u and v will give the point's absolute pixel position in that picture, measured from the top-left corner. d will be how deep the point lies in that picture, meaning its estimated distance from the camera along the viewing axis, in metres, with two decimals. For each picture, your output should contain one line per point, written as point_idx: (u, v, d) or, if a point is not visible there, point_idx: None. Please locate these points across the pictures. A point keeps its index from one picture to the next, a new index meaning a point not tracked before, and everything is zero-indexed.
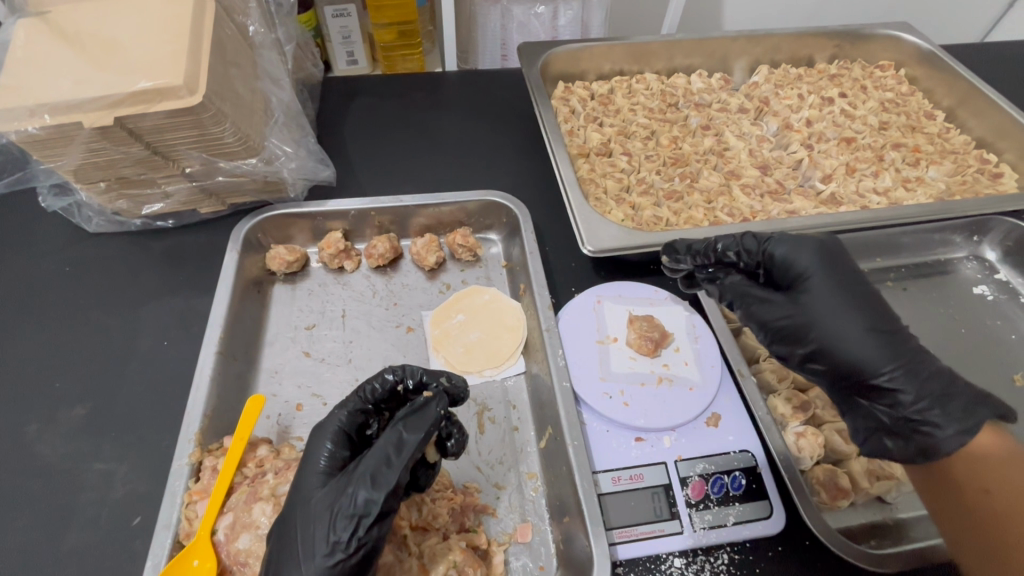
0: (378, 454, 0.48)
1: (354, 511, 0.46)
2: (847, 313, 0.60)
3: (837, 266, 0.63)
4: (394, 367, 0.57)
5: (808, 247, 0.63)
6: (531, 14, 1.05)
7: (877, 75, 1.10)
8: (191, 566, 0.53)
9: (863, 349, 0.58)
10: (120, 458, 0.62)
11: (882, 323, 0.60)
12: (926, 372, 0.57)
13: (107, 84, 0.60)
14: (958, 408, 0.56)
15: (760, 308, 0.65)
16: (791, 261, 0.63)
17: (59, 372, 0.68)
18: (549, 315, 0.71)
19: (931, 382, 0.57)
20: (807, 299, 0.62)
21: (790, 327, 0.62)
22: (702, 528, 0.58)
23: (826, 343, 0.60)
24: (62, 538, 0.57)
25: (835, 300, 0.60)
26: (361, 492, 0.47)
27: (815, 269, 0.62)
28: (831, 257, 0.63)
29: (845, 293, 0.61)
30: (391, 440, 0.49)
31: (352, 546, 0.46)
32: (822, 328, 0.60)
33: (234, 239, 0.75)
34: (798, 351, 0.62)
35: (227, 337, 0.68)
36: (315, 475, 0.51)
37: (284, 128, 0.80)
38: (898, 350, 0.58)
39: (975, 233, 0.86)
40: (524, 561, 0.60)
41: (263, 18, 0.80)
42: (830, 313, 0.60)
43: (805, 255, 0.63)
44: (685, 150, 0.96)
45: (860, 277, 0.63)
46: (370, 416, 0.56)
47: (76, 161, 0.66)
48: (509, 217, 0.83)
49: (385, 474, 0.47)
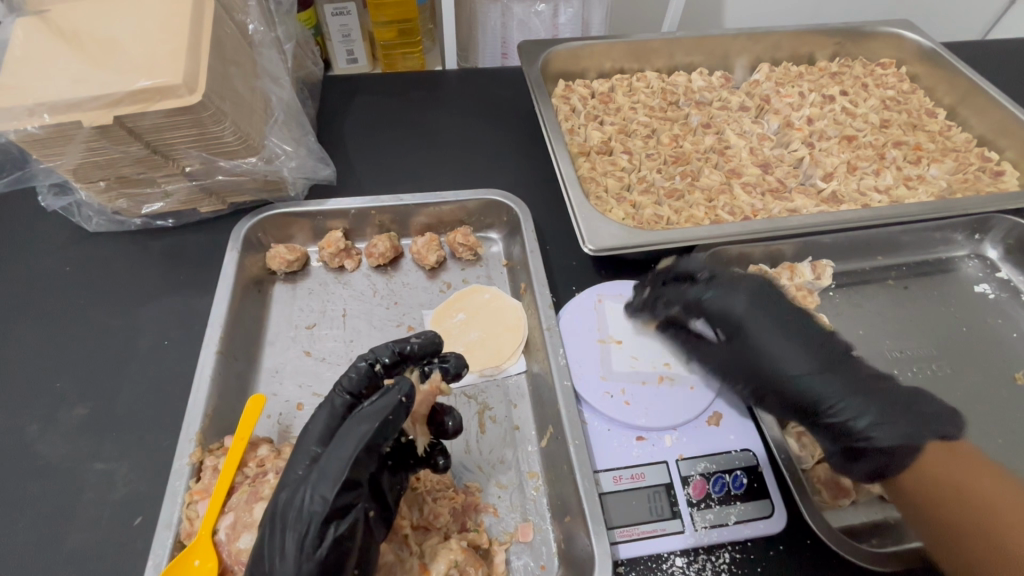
0: (336, 446, 0.49)
1: (311, 511, 0.47)
2: (788, 359, 0.67)
3: (767, 308, 0.69)
4: (366, 353, 0.56)
5: (739, 296, 0.69)
6: (531, 12, 1.05)
7: (879, 73, 1.10)
8: (193, 566, 0.53)
9: (801, 387, 0.65)
10: (120, 458, 0.62)
11: (814, 358, 0.67)
12: (869, 397, 0.64)
13: (105, 83, 0.60)
14: (900, 426, 0.62)
15: (704, 360, 0.69)
16: (728, 311, 0.69)
17: (60, 372, 0.67)
18: (550, 313, 0.71)
19: (882, 406, 0.63)
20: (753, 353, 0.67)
21: (735, 377, 0.67)
22: (704, 527, 0.58)
23: (769, 389, 0.66)
24: (63, 538, 0.57)
25: (765, 343, 0.68)
26: (317, 492, 0.47)
27: (749, 317, 0.69)
28: (761, 300, 0.70)
29: (776, 335, 0.68)
30: (350, 432, 0.49)
31: (314, 544, 0.46)
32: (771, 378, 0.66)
33: (234, 238, 0.75)
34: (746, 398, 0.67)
35: (227, 337, 0.68)
36: (291, 473, 0.50)
37: (284, 127, 0.80)
38: (843, 386, 0.65)
39: (977, 231, 0.86)
40: (526, 560, 0.60)
41: (262, 16, 0.80)
42: (766, 357, 0.67)
43: (739, 307, 0.69)
44: (686, 149, 0.96)
45: (791, 312, 0.70)
46: (351, 408, 0.54)
47: (75, 160, 0.66)
48: (509, 216, 0.83)
49: (341, 467, 0.48)
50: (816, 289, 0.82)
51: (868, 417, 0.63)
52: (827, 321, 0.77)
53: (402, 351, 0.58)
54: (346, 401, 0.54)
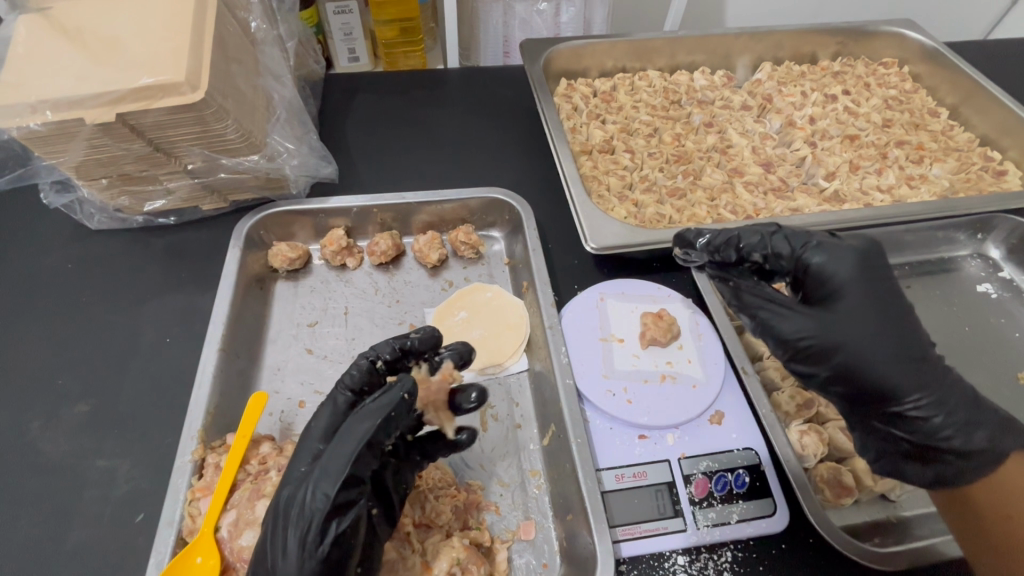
0: (338, 443, 0.49)
1: (313, 508, 0.46)
2: (882, 335, 0.53)
3: (874, 275, 0.55)
4: (367, 351, 0.57)
5: (849, 252, 0.55)
6: (533, 10, 1.05)
7: (881, 72, 1.10)
8: (195, 563, 0.53)
9: (902, 365, 0.52)
10: (122, 455, 0.62)
11: (917, 339, 0.54)
12: (952, 397, 0.53)
13: (108, 80, 0.60)
14: (986, 428, 0.53)
15: (777, 320, 0.56)
16: (830, 270, 0.55)
17: (62, 369, 0.67)
18: (552, 312, 0.71)
19: (960, 410, 0.53)
20: (840, 317, 0.54)
21: (816, 346, 0.54)
22: (706, 526, 0.58)
23: (859, 359, 0.53)
24: (66, 535, 0.57)
25: (869, 310, 0.54)
26: (319, 489, 0.47)
27: (859, 278, 0.54)
28: (873, 259, 0.56)
29: (884, 304, 0.54)
30: (353, 430, 0.49)
31: (316, 540, 0.46)
32: (851, 351, 0.53)
33: (236, 235, 0.75)
34: (819, 365, 0.54)
35: (230, 335, 0.68)
36: (295, 470, 0.50)
37: (286, 124, 0.80)
38: (930, 378, 0.53)
39: (979, 231, 0.86)
40: (528, 558, 0.60)
41: (265, 14, 0.79)
42: (867, 325, 0.53)
43: (845, 266, 0.55)
44: (688, 148, 0.95)
45: (898, 286, 0.56)
46: (353, 406, 0.54)
47: (78, 158, 0.66)
48: (511, 215, 0.83)
49: (342, 464, 0.48)
50: None
51: (958, 415, 0.53)
52: None
53: (403, 347, 0.58)
54: (347, 399, 0.54)
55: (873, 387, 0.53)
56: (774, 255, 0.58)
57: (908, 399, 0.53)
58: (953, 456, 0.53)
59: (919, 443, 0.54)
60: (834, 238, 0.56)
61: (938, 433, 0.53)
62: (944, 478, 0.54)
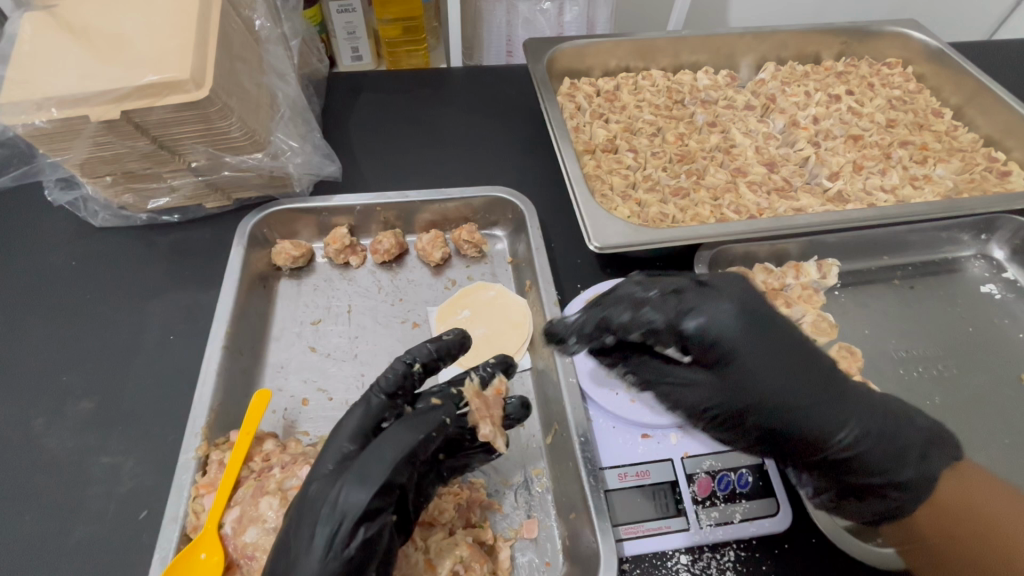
0: (375, 449, 0.48)
1: (343, 508, 0.47)
2: (773, 386, 0.58)
3: (755, 328, 0.58)
4: (404, 354, 0.56)
5: (726, 310, 0.57)
6: (536, 10, 1.05)
7: (885, 72, 1.10)
8: (199, 559, 0.53)
9: (808, 416, 0.58)
10: (127, 452, 0.62)
11: (817, 378, 0.59)
12: (863, 428, 0.58)
13: (113, 78, 0.60)
14: (911, 459, 0.59)
15: (683, 392, 0.60)
16: (718, 334, 0.56)
17: (66, 365, 0.68)
18: (555, 311, 0.71)
19: (876, 437, 0.58)
20: (734, 380, 0.58)
21: (722, 411, 0.59)
22: (709, 525, 0.58)
23: (769, 421, 0.59)
24: (70, 530, 0.57)
25: (762, 369, 0.58)
26: (348, 490, 0.47)
27: (748, 338, 0.57)
28: (757, 308, 0.59)
29: (776, 353, 0.58)
30: (390, 439, 0.49)
31: (342, 542, 0.46)
32: (753, 409, 0.58)
33: (239, 234, 0.75)
34: (738, 433, 0.60)
35: (233, 333, 0.68)
36: (320, 468, 0.50)
37: (290, 122, 0.80)
38: (835, 416, 0.58)
39: (983, 232, 0.86)
40: (530, 557, 0.60)
41: (269, 12, 0.79)
42: (761, 381, 0.58)
43: (735, 329, 0.57)
44: (692, 147, 0.95)
45: (780, 327, 0.59)
46: (387, 408, 0.54)
47: (82, 155, 0.66)
48: (515, 214, 0.83)
49: (377, 472, 0.47)
50: (821, 289, 0.82)
51: (876, 444, 0.59)
52: (832, 320, 0.77)
53: (439, 352, 0.58)
54: (381, 400, 0.54)
55: (784, 437, 0.59)
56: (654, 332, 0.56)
57: (830, 445, 0.58)
58: (895, 490, 0.59)
59: (851, 485, 0.59)
60: (711, 297, 0.57)
61: (858, 463, 0.59)
62: (886, 510, 0.58)
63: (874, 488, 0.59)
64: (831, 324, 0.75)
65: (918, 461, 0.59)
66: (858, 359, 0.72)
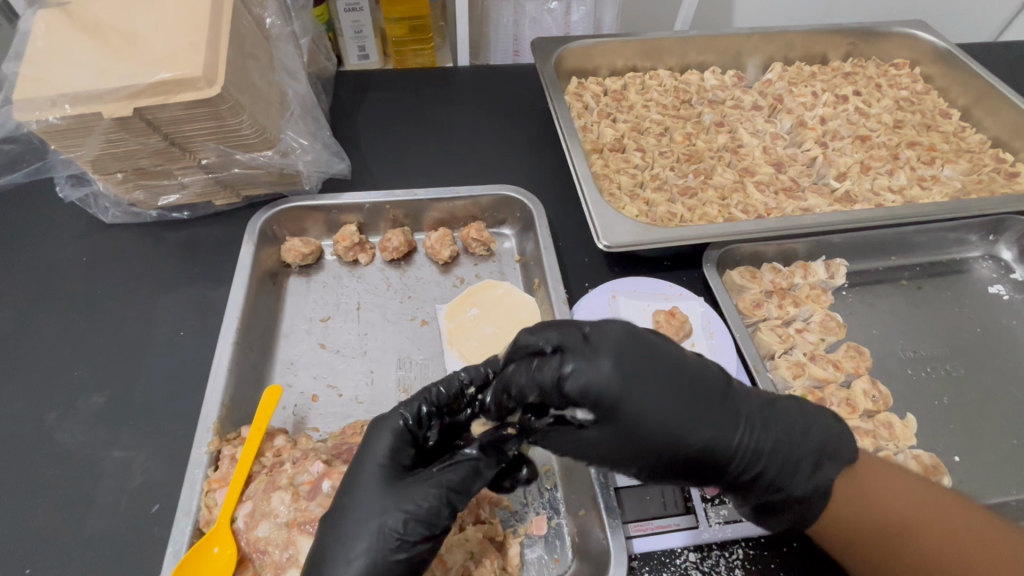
0: (457, 470, 0.51)
1: (421, 515, 0.49)
2: (666, 435, 0.48)
3: (633, 376, 0.48)
4: (459, 375, 0.57)
5: (601, 366, 0.48)
6: (544, 9, 1.05)
7: (892, 73, 1.10)
8: (212, 553, 0.54)
9: (701, 456, 0.49)
10: (138, 447, 0.62)
11: (706, 411, 0.49)
12: (767, 452, 0.50)
13: (127, 75, 0.61)
14: (800, 473, 0.50)
15: (586, 450, 0.51)
16: (591, 389, 0.48)
17: (77, 360, 0.68)
18: (564, 309, 0.72)
19: (781, 457, 0.50)
20: (624, 435, 0.49)
21: (623, 461, 0.50)
22: (717, 523, 0.58)
23: (668, 467, 0.50)
24: (83, 524, 0.57)
25: (641, 412, 0.48)
26: (428, 497, 0.49)
27: (623, 382, 0.48)
28: (632, 348, 0.49)
29: (654, 399, 0.48)
30: (469, 464, 0.52)
31: (412, 548, 0.48)
32: (653, 459, 0.50)
33: (249, 231, 0.76)
34: (631, 475, 0.52)
35: (243, 329, 0.69)
36: (374, 467, 0.51)
37: (300, 120, 0.81)
38: (736, 447, 0.49)
39: (991, 233, 0.86)
40: (539, 553, 0.60)
41: (279, 10, 0.80)
42: (653, 434, 0.48)
43: (603, 378, 0.48)
44: (699, 147, 0.96)
45: (662, 364, 0.49)
46: (432, 416, 0.56)
47: (94, 152, 0.66)
48: (523, 212, 0.84)
49: (459, 493, 0.50)
50: (828, 289, 0.82)
51: (775, 462, 0.50)
52: (840, 320, 0.78)
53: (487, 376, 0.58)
54: (426, 409, 0.55)
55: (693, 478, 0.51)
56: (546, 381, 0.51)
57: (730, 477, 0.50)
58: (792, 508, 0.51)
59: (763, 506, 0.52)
60: (583, 354, 0.49)
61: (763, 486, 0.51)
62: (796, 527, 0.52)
63: (782, 505, 0.51)
64: (839, 324, 0.76)
65: (808, 477, 0.50)
66: (866, 359, 0.73)
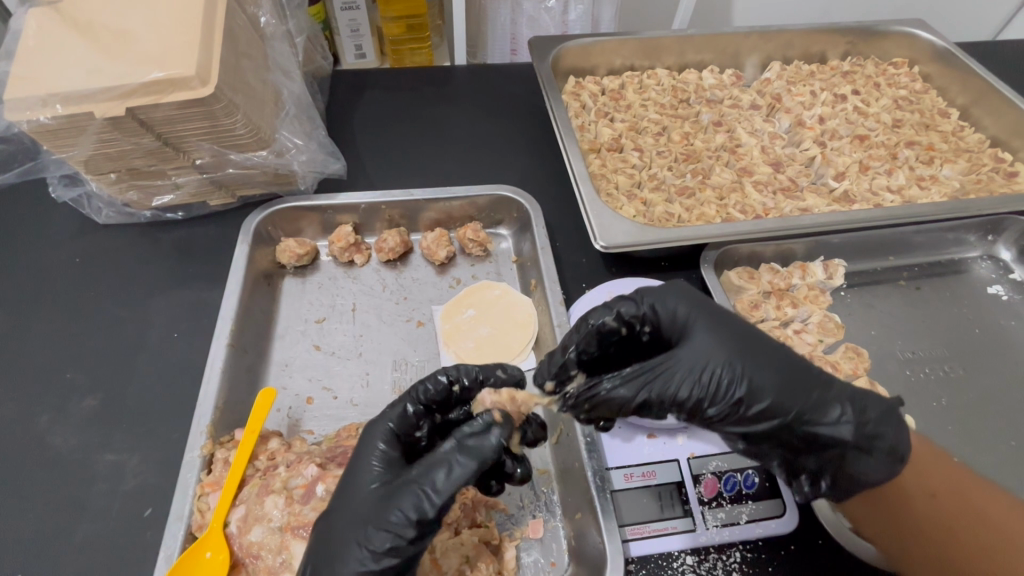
0: (432, 471, 0.49)
1: (392, 525, 0.47)
2: (741, 343, 0.54)
3: (699, 299, 0.58)
4: (450, 371, 0.58)
5: (670, 291, 0.59)
6: (541, 8, 1.04)
7: (891, 72, 1.09)
8: (204, 558, 0.53)
9: (778, 365, 0.53)
10: (131, 450, 0.62)
11: (767, 336, 0.56)
12: (834, 382, 0.54)
13: (119, 75, 0.60)
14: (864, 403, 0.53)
15: (672, 373, 0.54)
16: (664, 303, 0.58)
17: (70, 363, 0.67)
18: (560, 310, 0.71)
19: (848, 386, 0.54)
20: (703, 345, 0.54)
21: (710, 379, 0.53)
22: (715, 526, 0.58)
23: (759, 381, 0.52)
24: (75, 528, 0.57)
25: (718, 322, 0.56)
26: (400, 509, 0.48)
27: (690, 302, 0.58)
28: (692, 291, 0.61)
29: (720, 316, 0.57)
30: (446, 461, 0.50)
31: (383, 559, 0.47)
32: (739, 371, 0.53)
33: (244, 232, 0.75)
34: (722, 402, 0.52)
35: (238, 330, 0.68)
36: (364, 473, 0.51)
37: (295, 120, 0.80)
38: (804, 364, 0.54)
39: (990, 232, 0.86)
40: (535, 557, 0.60)
41: (274, 9, 0.79)
42: (729, 342, 0.54)
43: (677, 297, 0.58)
44: (697, 146, 0.95)
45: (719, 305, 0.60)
46: (421, 416, 0.56)
47: (86, 152, 0.65)
48: (520, 212, 0.83)
49: (432, 496, 0.48)
50: (827, 289, 0.82)
51: (846, 387, 0.54)
52: (839, 320, 0.78)
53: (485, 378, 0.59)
54: (412, 409, 0.55)
55: (782, 400, 0.52)
56: (626, 317, 0.59)
57: (814, 400, 0.52)
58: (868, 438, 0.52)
59: (859, 442, 0.52)
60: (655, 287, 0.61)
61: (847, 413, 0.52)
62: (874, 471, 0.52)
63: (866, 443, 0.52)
64: (837, 325, 0.76)
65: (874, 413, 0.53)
66: (864, 360, 0.72)
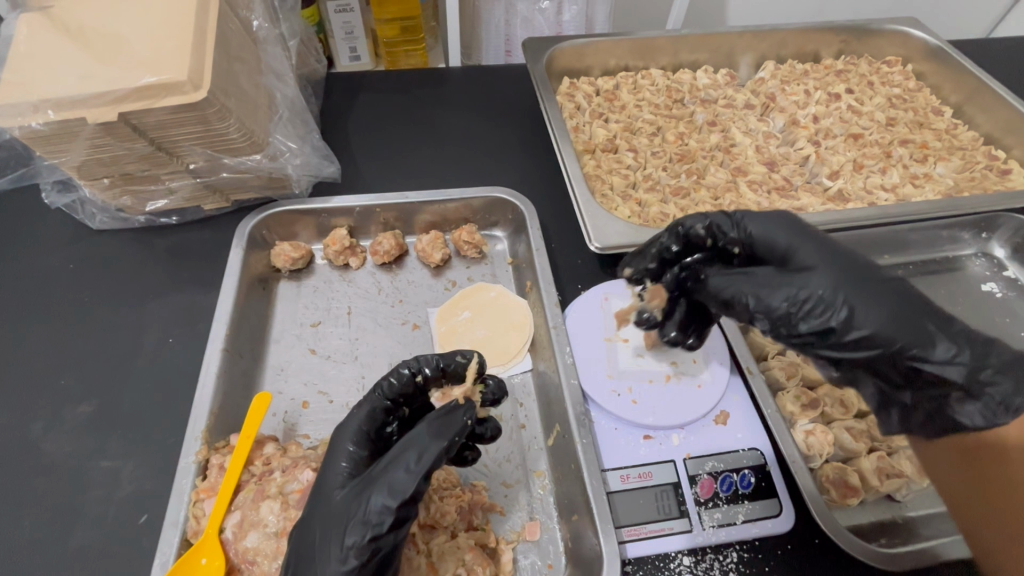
0: (397, 461, 0.49)
1: (368, 518, 0.47)
2: (850, 273, 0.53)
3: (812, 232, 0.57)
4: (410, 362, 0.58)
5: (780, 219, 0.58)
6: (535, 9, 1.04)
7: (884, 71, 1.10)
8: (200, 565, 0.53)
9: (883, 302, 0.52)
10: (125, 457, 0.61)
11: (887, 282, 0.54)
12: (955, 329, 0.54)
13: (111, 80, 0.60)
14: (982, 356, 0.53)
15: (768, 288, 0.52)
16: (771, 230, 0.57)
17: (64, 369, 0.67)
18: (557, 312, 0.71)
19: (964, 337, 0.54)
20: (809, 267, 0.53)
21: (813, 299, 0.51)
22: (711, 527, 0.58)
23: (864, 312, 0.51)
24: (70, 535, 0.56)
25: (836, 250, 0.54)
26: (376, 498, 0.48)
27: (800, 236, 0.56)
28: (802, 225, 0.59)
29: (833, 250, 0.55)
30: (413, 448, 0.49)
31: (365, 552, 0.47)
32: (846, 295, 0.51)
33: (238, 236, 0.75)
34: (817, 320, 0.51)
35: (233, 335, 0.68)
36: (337, 476, 0.52)
37: (288, 123, 0.80)
38: (916, 312, 0.52)
39: (984, 230, 0.85)
40: (532, 559, 0.60)
41: (266, 13, 0.79)
42: (839, 268, 0.53)
43: (788, 225, 0.57)
44: (691, 147, 0.95)
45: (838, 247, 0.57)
46: (388, 413, 0.56)
47: (79, 157, 0.65)
48: (515, 214, 0.83)
49: (403, 482, 0.48)
50: None
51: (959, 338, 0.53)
52: None
53: (446, 366, 0.58)
54: (381, 408, 0.56)
55: (887, 331, 0.51)
56: (722, 233, 0.61)
57: (914, 344, 0.51)
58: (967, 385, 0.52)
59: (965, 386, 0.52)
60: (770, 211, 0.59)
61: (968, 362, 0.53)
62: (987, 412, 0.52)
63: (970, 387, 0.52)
64: None
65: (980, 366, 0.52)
66: None
